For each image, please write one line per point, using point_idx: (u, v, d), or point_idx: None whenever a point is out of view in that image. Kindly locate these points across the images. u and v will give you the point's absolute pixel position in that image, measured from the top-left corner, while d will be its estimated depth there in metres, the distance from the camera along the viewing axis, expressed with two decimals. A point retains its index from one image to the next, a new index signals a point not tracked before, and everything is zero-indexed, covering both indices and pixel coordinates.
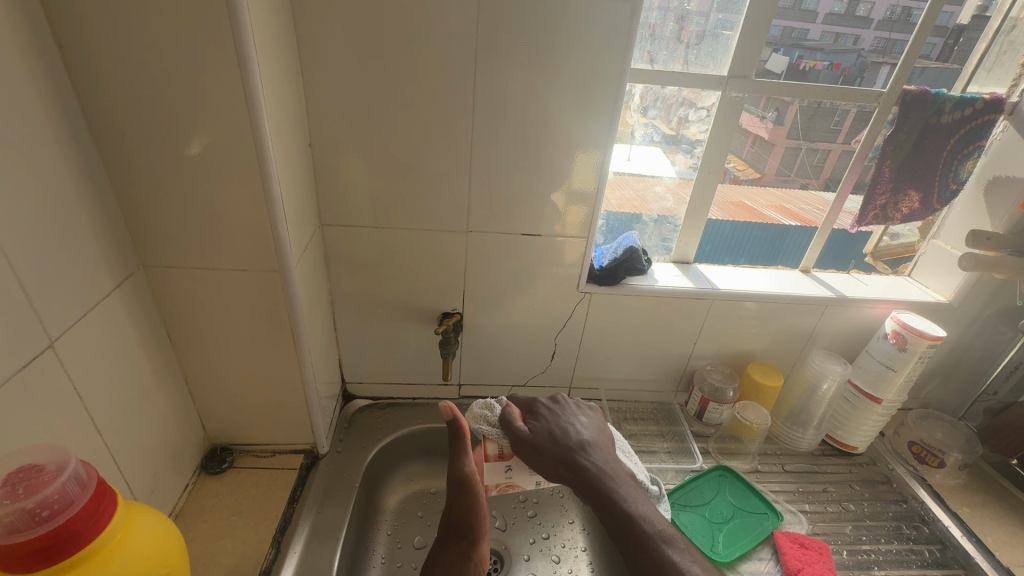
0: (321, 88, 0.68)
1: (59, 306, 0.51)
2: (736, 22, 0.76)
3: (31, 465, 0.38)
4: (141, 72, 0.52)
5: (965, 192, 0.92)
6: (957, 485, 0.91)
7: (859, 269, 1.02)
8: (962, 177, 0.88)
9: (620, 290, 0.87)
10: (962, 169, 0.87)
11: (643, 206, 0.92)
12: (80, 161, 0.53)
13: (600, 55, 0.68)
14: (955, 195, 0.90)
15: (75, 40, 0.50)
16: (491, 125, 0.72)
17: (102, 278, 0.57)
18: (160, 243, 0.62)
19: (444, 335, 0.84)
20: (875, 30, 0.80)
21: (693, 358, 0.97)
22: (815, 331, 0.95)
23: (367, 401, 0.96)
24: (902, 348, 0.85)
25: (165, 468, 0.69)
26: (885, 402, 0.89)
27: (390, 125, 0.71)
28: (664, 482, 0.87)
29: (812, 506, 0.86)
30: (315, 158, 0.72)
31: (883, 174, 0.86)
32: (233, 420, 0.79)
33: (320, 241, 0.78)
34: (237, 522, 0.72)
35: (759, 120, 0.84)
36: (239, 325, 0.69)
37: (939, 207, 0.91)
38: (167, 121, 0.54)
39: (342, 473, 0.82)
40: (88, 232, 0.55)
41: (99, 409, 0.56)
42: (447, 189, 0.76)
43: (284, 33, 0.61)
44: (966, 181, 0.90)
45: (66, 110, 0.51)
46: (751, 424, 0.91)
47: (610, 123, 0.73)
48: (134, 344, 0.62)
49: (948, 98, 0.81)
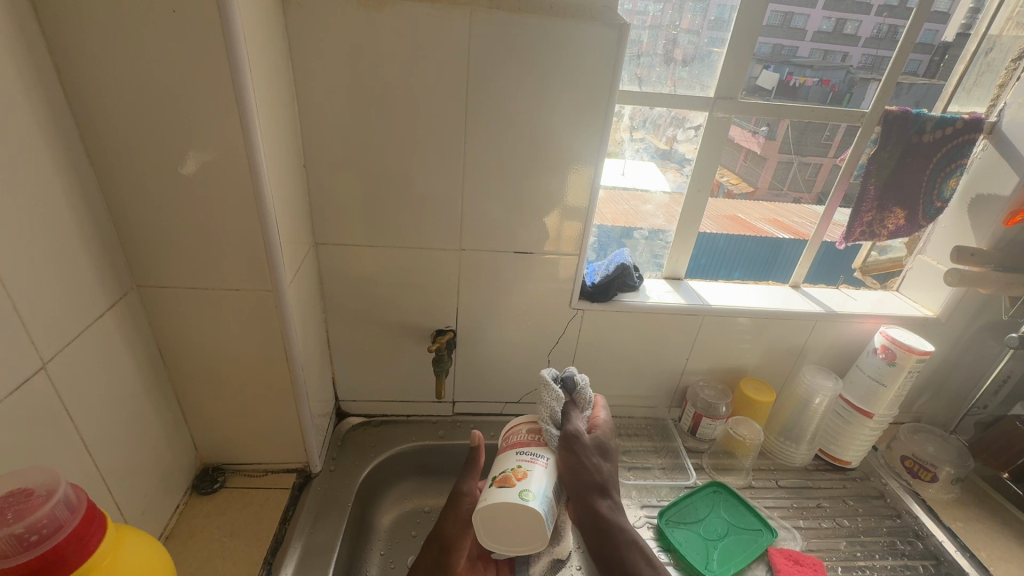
0: (315, 109, 0.69)
1: (53, 327, 0.51)
2: (724, 40, 0.78)
3: (20, 489, 0.38)
4: (138, 98, 0.53)
5: (950, 209, 0.95)
6: (950, 499, 0.92)
7: (848, 284, 1.03)
8: (946, 195, 0.90)
9: (613, 306, 0.88)
10: (945, 187, 0.89)
11: (635, 222, 0.93)
12: (76, 183, 0.54)
13: (589, 78, 0.70)
14: (940, 213, 0.92)
15: (76, 68, 0.51)
16: (483, 144, 0.73)
17: (96, 298, 0.57)
18: (155, 264, 0.62)
19: (438, 352, 0.84)
20: (863, 47, 0.83)
21: (686, 374, 0.98)
22: (806, 346, 0.96)
23: (361, 418, 0.96)
24: (892, 363, 0.85)
25: (156, 488, 0.69)
26: (877, 416, 0.89)
27: (383, 146, 0.72)
28: (659, 497, 0.88)
29: (807, 522, 0.86)
30: (309, 178, 0.74)
31: (868, 192, 0.87)
32: (225, 439, 0.79)
33: (314, 260, 0.79)
34: (228, 544, 0.72)
35: (749, 134, 0.86)
36: (232, 344, 0.69)
37: (925, 224, 0.93)
38: (163, 144, 0.55)
39: (333, 492, 0.82)
40: (83, 253, 0.55)
41: (91, 430, 0.56)
42: (440, 207, 0.77)
43: (279, 58, 0.62)
44: (950, 198, 0.91)
45: (64, 135, 0.52)
46: (744, 440, 0.91)
47: (601, 142, 0.74)
48: (127, 364, 0.62)
49: (930, 118, 0.83)
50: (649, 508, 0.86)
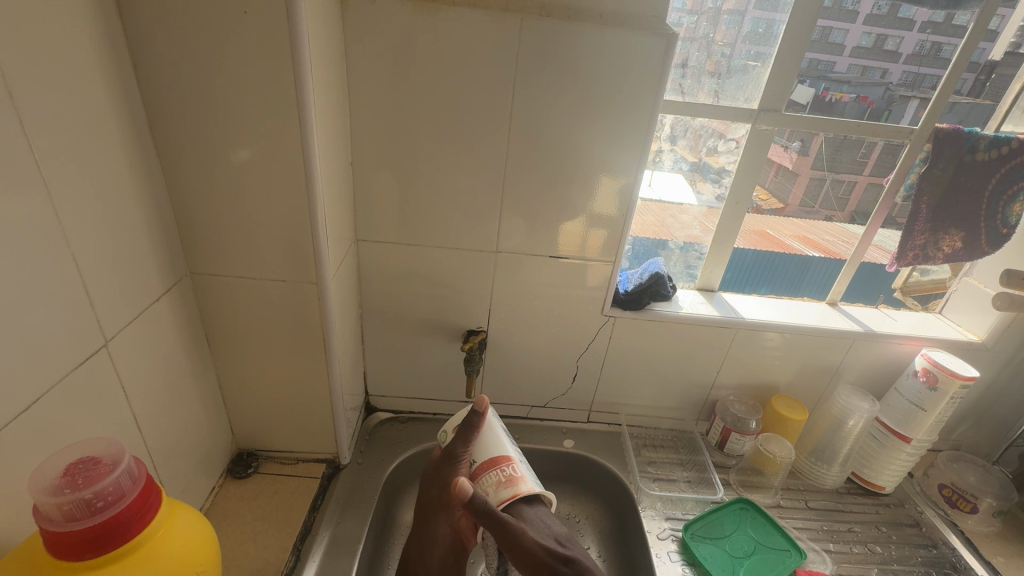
0: (364, 109, 0.71)
1: (117, 308, 0.54)
2: (768, 55, 0.78)
3: (88, 457, 0.40)
4: (200, 94, 0.55)
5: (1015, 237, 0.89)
6: (991, 533, 0.88)
7: (887, 304, 1.01)
8: (1012, 221, 0.85)
9: (645, 315, 0.88)
10: (1011, 211, 0.84)
11: (668, 234, 0.93)
12: (143, 173, 0.57)
13: (632, 88, 0.70)
14: (1007, 239, 0.87)
15: (148, 62, 0.54)
16: (525, 148, 0.74)
17: (154, 283, 0.60)
18: (208, 253, 0.65)
19: (470, 352, 0.85)
20: (904, 63, 0.82)
21: (715, 388, 0.97)
22: (841, 365, 0.94)
23: (389, 414, 0.98)
24: (933, 387, 0.83)
25: (195, 469, 0.71)
26: (914, 441, 0.86)
27: (427, 145, 0.73)
28: (684, 511, 0.87)
29: (836, 545, 0.84)
30: (355, 177, 0.76)
31: (920, 211, 0.85)
32: (261, 426, 0.81)
33: (354, 257, 0.81)
34: (260, 527, 0.74)
35: (783, 149, 0.85)
36: (273, 333, 0.71)
37: (988, 250, 0.88)
38: (222, 139, 0.58)
39: (362, 485, 0.83)
40: (146, 239, 0.58)
41: (143, 408, 0.59)
42: (477, 208, 0.78)
43: (335, 60, 0.64)
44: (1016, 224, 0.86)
45: (134, 125, 0.55)
46: (774, 457, 0.90)
47: (641, 152, 0.74)
48: (176, 348, 0.65)
49: (982, 136, 0.80)
50: (675, 520, 0.85)
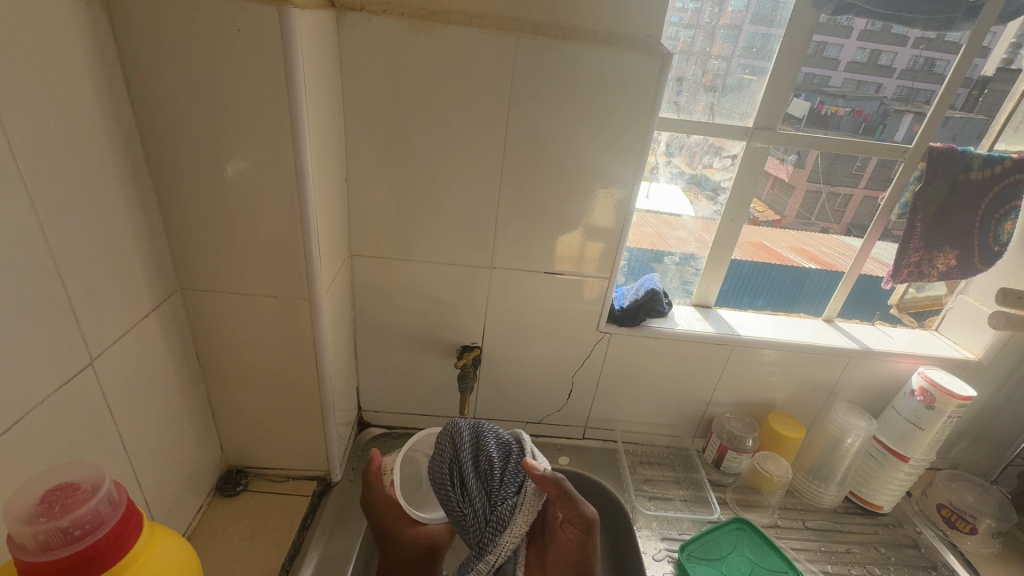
0: (359, 123, 0.71)
1: (103, 325, 0.53)
2: (763, 69, 0.78)
3: (67, 483, 0.39)
4: (192, 109, 0.55)
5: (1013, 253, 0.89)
6: (990, 554, 0.87)
7: (884, 321, 1.01)
8: (1004, 238, 0.85)
9: (640, 331, 0.87)
10: (1002, 230, 0.84)
11: (664, 247, 0.93)
12: (133, 188, 0.56)
13: (627, 105, 0.70)
14: (999, 257, 0.87)
15: (141, 78, 0.54)
16: (520, 163, 0.74)
17: (142, 299, 0.59)
18: (199, 268, 0.64)
19: (464, 369, 0.85)
20: (898, 78, 0.82)
21: (712, 405, 0.96)
22: (837, 383, 0.93)
23: (382, 429, 0.97)
24: (930, 406, 0.83)
25: (182, 487, 0.70)
26: (912, 461, 0.86)
27: (423, 158, 0.73)
28: (680, 531, 0.85)
29: (835, 567, 0.83)
30: (349, 191, 0.75)
31: (915, 230, 0.85)
32: (251, 443, 0.80)
33: (348, 271, 0.80)
34: (248, 547, 0.72)
35: (779, 163, 0.85)
36: (264, 348, 0.70)
37: (982, 268, 0.88)
38: (215, 154, 0.57)
39: (352, 503, 0.82)
40: (135, 254, 0.57)
41: (130, 425, 0.58)
42: (473, 223, 0.78)
43: (330, 76, 0.64)
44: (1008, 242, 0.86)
45: (126, 140, 0.55)
46: (771, 476, 0.88)
47: (637, 165, 0.74)
48: (164, 364, 0.64)
49: (976, 155, 0.81)
50: (670, 541, 0.84)
